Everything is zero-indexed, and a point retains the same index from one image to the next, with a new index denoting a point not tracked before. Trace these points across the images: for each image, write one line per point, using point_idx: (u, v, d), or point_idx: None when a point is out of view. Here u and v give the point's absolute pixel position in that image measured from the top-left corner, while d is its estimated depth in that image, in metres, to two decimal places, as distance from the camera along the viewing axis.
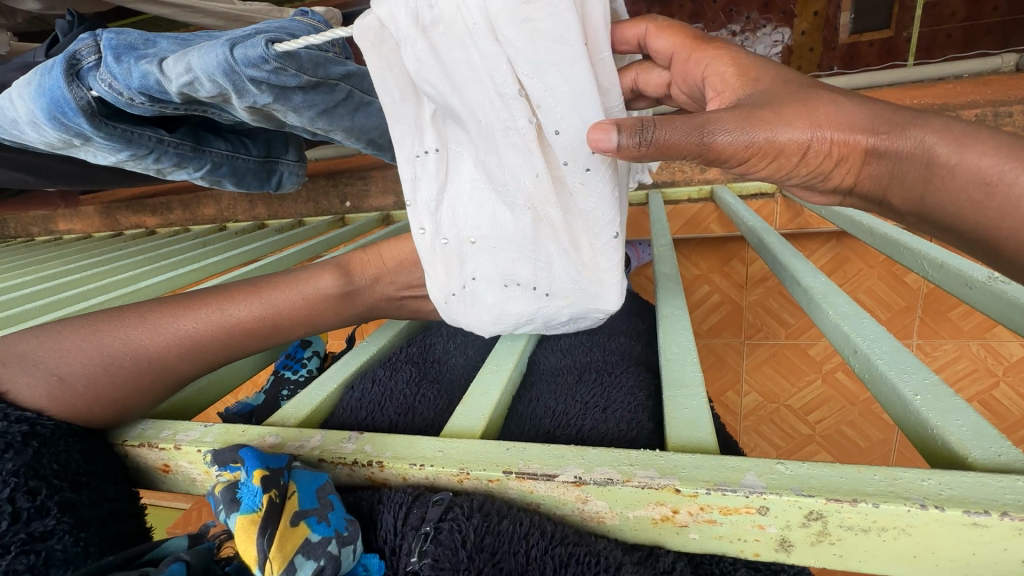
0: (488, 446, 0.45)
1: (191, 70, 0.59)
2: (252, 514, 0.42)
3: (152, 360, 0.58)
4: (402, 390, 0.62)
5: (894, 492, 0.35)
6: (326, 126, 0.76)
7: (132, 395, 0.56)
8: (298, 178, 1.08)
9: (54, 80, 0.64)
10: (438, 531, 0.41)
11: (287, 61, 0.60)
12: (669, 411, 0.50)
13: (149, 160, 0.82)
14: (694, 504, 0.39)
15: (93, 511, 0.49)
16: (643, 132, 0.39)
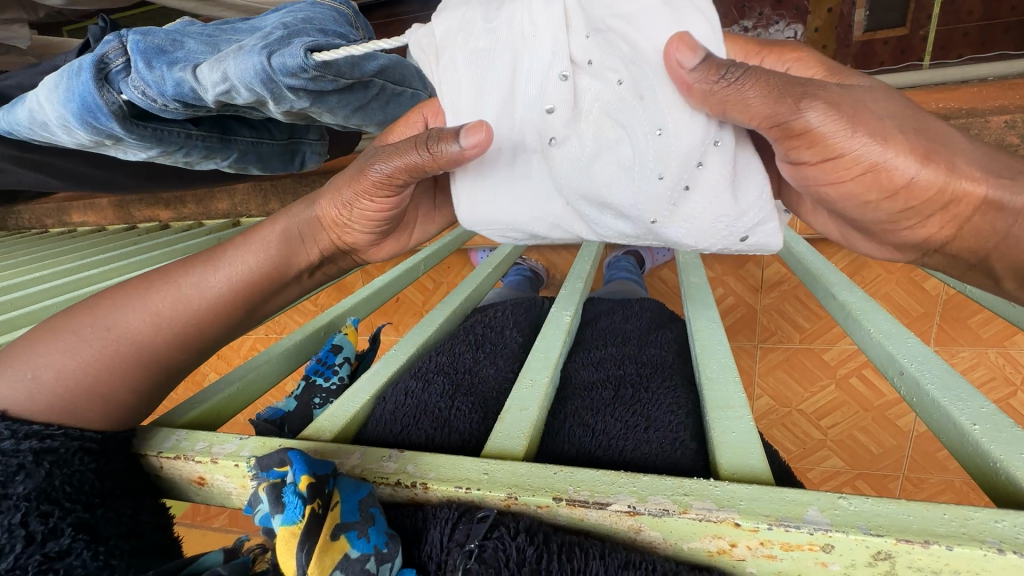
0: (534, 469, 0.44)
1: (228, 79, 0.58)
2: (293, 525, 0.39)
3: (133, 344, 0.58)
4: (436, 402, 0.60)
5: (968, 534, 0.34)
6: (360, 121, 0.78)
7: (118, 382, 0.57)
8: (320, 155, 1.11)
9: (84, 85, 0.63)
10: (482, 549, 0.40)
11: (327, 71, 0.61)
12: (716, 435, 0.49)
13: (179, 155, 0.82)
14: (753, 539, 0.38)
15: (110, 529, 0.49)
16: (724, 74, 0.41)
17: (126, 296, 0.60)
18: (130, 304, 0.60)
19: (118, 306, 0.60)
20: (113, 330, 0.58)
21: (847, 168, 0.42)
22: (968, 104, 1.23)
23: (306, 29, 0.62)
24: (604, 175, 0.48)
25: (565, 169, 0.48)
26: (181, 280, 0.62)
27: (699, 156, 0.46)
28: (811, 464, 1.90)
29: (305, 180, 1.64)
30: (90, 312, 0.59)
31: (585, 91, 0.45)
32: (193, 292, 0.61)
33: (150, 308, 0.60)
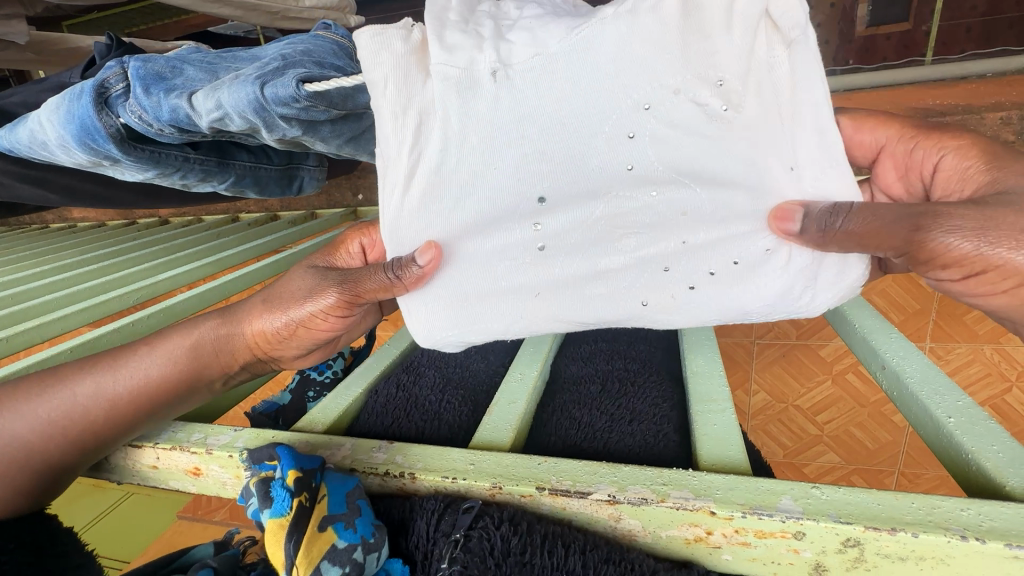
0: (519, 460, 0.46)
1: (221, 107, 0.58)
2: (280, 518, 0.40)
3: (19, 451, 0.53)
4: (427, 396, 0.61)
5: (934, 522, 0.35)
6: (353, 151, 0.75)
7: (6, 489, 0.53)
8: (320, 181, 1.08)
9: (84, 108, 0.65)
10: (467, 539, 0.41)
11: (319, 101, 0.57)
12: (698, 427, 0.50)
13: (175, 177, 0.82)
14: (728, 527, 0.39)
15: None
16: (832, 219, 0.42)
17: (14, 397, 0.56)
18: (19, 404, 0.55)
19: (11, 407, 0.55)
20: (2, 433, 0.54)
21: (995, 279, 0.41)
22: (964, 101, 1.23)
23: (303, 61, 0.62)
24: (590, 259, 0.50)
25: (540, 269, 0.51)
26: (75, 382, 0.57)
27: (710, 262, 0.48)
28: (807, 460, 1.92)
29: None
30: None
31: (571, 182, 0.46)
32: (85, 398, 0.56)
33: (38, 415, 0.55)
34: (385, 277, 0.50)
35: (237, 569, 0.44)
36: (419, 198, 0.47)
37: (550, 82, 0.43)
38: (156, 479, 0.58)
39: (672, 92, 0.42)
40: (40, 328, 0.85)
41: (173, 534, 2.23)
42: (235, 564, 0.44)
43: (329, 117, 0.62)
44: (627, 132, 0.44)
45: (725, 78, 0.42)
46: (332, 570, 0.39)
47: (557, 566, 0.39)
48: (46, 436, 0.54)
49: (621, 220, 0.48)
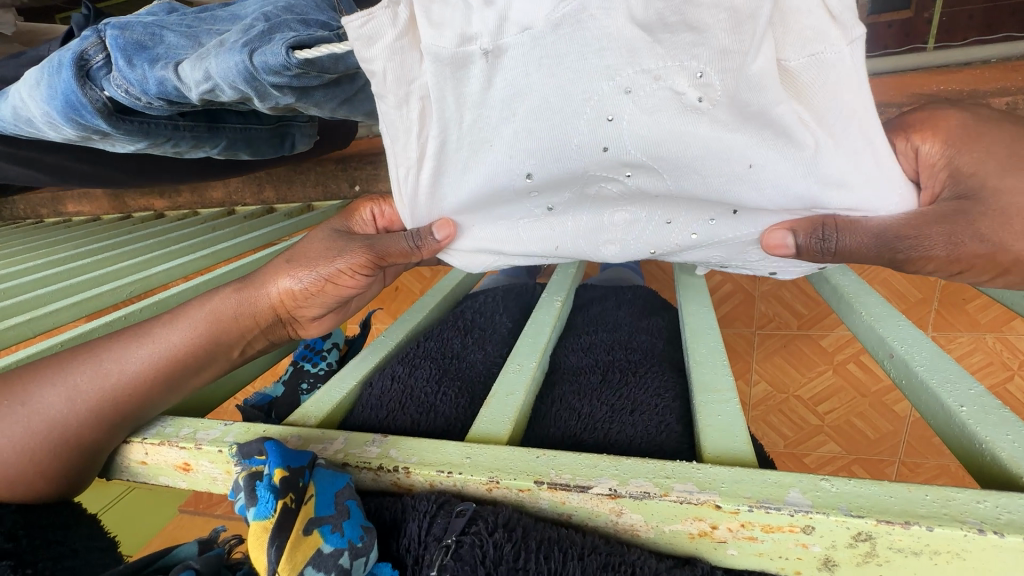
0: (517, 453, 0.44)
1: (210, 78, 0.56)
2: (265, 521, 0.39)
3: (46, 427, 0.52)
4: (423, 388, 0.60)
5: (949, 515, 0.34)
6: (347, 113, 0.72)
7: (28, 467, 0.51)
8: (311, 138, 1.04)
9: (66, 83, 0.63)
10: (459, 545, 0.39)
11: (310, 68, 0.54)
12: (702, 418, 0.49)
13: (167, 146, 0.80)
14: (734, 521, 0.37)
15: (40, 553, 0.47)
16: (825, 236, 0.47)
17: (42, 371, 0.55)
18: (45, 381, 0.54)
19: (39, 384, 0.54)
20: (31, 409, 0.53)
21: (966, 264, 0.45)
22: (970, 87, 1.21)
23: (288, 20, 0.58)
24: (595, 217, 0.55)
25: (554, 227, 0.56)
26: (104, 355, 0.57)
27: (711, 212, 0.53)
28: (808, 450, 1.91)
29: (300, 168, 1.63)
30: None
31: (557, 163, 0.48)
32: (114, 368, 0.56)
33: (69, 384, 0.54)
34: (408, 245, 0.58)
35: (221, 569, 0.42)
36: (427, 177, 0.51)
37: (534, 64, 0.43)
38: (144, 475, 0.56)
39: (654, 78, 0.42)
40: (31, 323, 0.82)
41: (173, 528, 2.23)
42: (221, 563, 0.43)
43: (320, 82, 0.59)
44: (605, 115, 0.44)
45: (704, 71, 0.42)
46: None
47: (553, 572, 0.38)
48: (71, 409, 0.53)
49: (610, 187, 0.52)
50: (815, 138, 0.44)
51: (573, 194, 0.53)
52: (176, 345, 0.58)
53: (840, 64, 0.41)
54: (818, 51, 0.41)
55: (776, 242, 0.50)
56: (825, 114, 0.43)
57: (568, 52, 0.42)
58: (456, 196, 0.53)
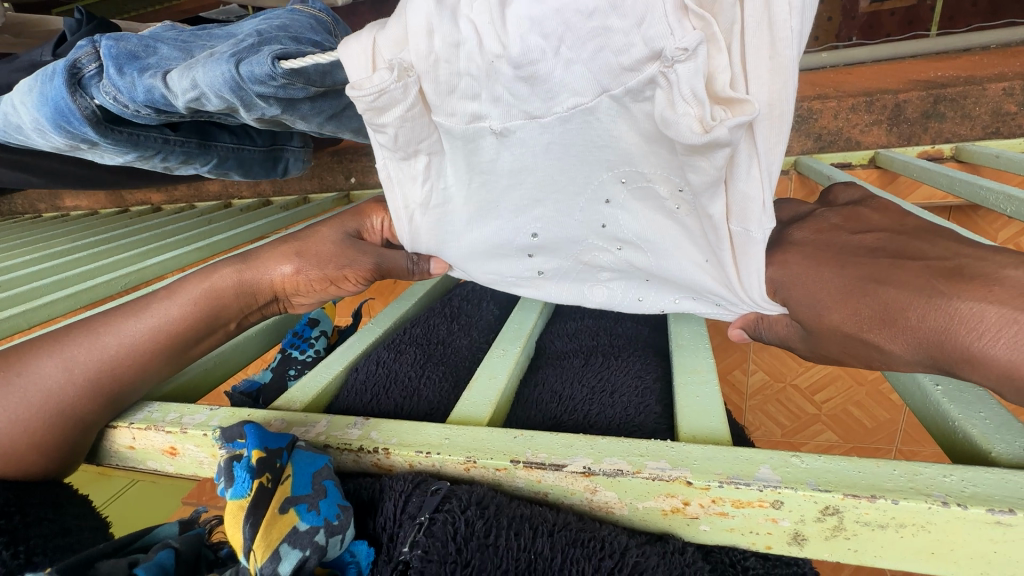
0: (495, 434, 0.45)
1: (197, 86, 0.55)
2: (240, 500, 0.39)
3: (42, 398, 0.52)
4: (407, 372, 0.60)
5: (914, 488, 0.34)
6: (334, 128, 0.70)
7: (21, 439, 0.50)
8: (304, 163, 1.05)
9: (57, 90, 0.62)
10: (432, 522, 0.40)
11: (296, 78, 0.54)
12: (680, 399, 0.49)
13: (156, 160, 0.80)
14: (705, 497, 0.38)
15: (33, 530, 0.46)
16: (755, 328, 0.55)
17: (39, 345, 0.56)
18: (42, 354, 0.55)
19: (36, 358, 0.54)
20: (27, 380, 0.53)
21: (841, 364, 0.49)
22: (967, 73, 1.20)
23: (279, 37, 0.58)
24: (579, 285, 0.58)
25: (545, 287, 0.58)
26: (100, 329, 0.57)
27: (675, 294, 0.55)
28: (805, 438, 1.92)
29: None
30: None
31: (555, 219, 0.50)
32: (113, 341, 0.56)
33: (65, 355, 0.55)
34: (405, 266, 0.64)
35: (201, 549, 0.43)
36: (424, 221, 0.53)
37: (542, 148, 0.43)
38: (133, 460, 0.57)
39: (647, 180, 0.45)
40: (26, 314, 0.83)
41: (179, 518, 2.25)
42: (201, 543, 0.44)
43: (308, 95, 0.59)
44: (604, 198, 0.48)
45: (685, 186, 0.44)
46: (293, 553, 0.38)
47: (524, 550, 0.38)
48: (69, 382, 0.53)
49: (600, 259, 0.54)
50: (736, 271, 0.47)
51: (567, 262, 0.55)
52: (172, 318, 0.59)
53: (761, 242, 0.44)
54: (750, 230, 0.43)
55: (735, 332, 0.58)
56: (747, 263, 0.46)
57: (574, 145, 0.43)
58: (457, 244, 0.54)
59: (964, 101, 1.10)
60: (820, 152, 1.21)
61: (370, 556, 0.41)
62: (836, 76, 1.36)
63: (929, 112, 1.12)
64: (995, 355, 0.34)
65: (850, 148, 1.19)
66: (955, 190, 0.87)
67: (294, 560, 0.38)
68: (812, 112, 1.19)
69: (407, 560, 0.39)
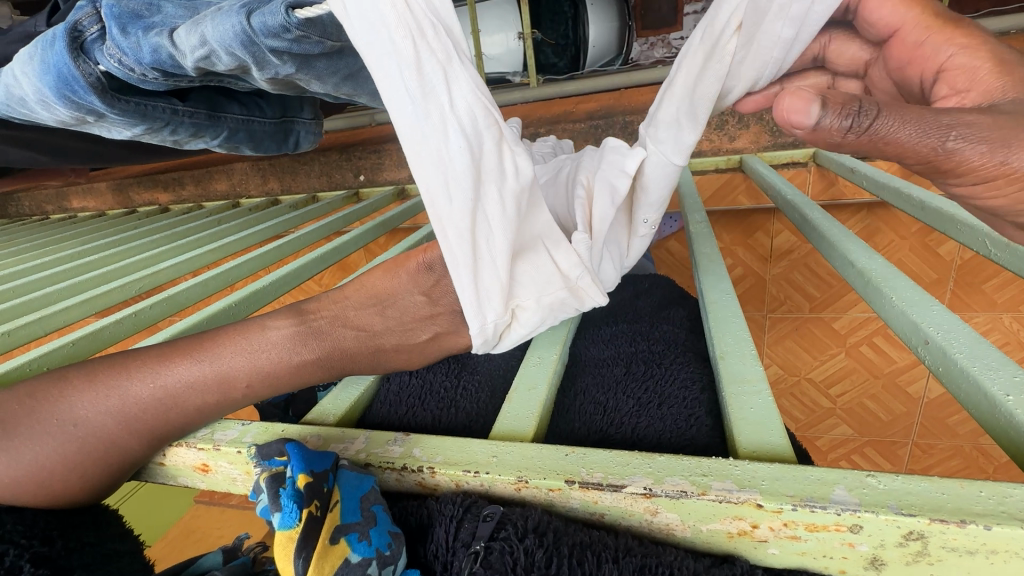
0: (545, 451, 0.43)
1: (206, 43, 0.52)
2: (289, 531, 0.38)
3: (95, 443, 0.49)
4: (442, 383, 0.59)
5: (1007, 512, 0.32)
6: (352, 91, 0.70)
7: (71, 478, 0.48)
8: (315, 135, 1.03)
9: (59, 55, 0.59)
10: (488, 551, 0.38)
11: (312, 30, 0.52)
12: (734, 411, 0.47)
13: (165, 133, 0.78)
14: (776, 520, 0.36)
15: (75, 559, 0.45)
16: (858, 115, 0.36)
17: (89, 384, 0.51)
18: (91, 384, 0.51)
19: (82, 394, 0.50)
20: (76, 421, 0.49)
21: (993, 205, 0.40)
22: None
23: None
24: None
25: None
26: (157, 366, 0.52)
27: None
28: (819, 432, 1.90)
29: (304, 158, 1.61)
30: (35, 399, 0.50)
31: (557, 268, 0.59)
32: (163, 390, 0.50)
33: (117, 399, 0.50)
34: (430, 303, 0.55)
35: None
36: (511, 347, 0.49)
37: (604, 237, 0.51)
38: (162, 475, 0.55)
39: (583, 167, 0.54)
40: (43, 320, 0.81)
41: (189, 519, 2.25)
42: (246, 572, 0.42)
43: (323, 50, 0.57)
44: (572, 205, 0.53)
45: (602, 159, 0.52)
46: None
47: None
48: (117, 422, 0.49)
49: None
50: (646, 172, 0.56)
51: None
52: (232, 371, 0.52)
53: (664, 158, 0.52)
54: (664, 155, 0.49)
55: (793, 112, 0.37)
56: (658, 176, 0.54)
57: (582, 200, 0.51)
58: None
59: None
60: None
61: None
62: None
63: None
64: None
65: None
66: None
67: None
68: None
69: None
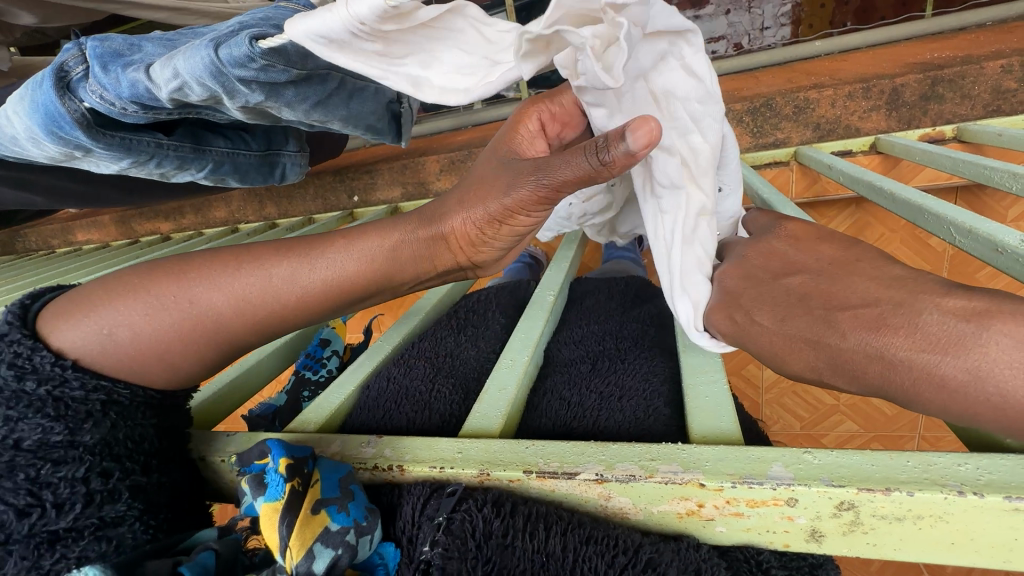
0: (508, 445, 0.45)
1: (178, 75, 0.56)
2: (275, 502, 0.41)
3: (207, 320, 0.51)
4: (418, 386, 0.61)
5: (929, 479, 0.34)
6: (324, 118, 0.72)
7: (190, 358, 0.52)
8: (302, 167, 1.07)
9: (47, 95, 0.63)
10: (450, 522, 0.41)
11: (276, 58, 0.56)
12: (690, 400, 0.49)
13: (152, 165, 0.82)
14: (720, 498, 0.38)
15: (156, 498, 0.49)
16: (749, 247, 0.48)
17: (211, 266, 0.53)
18: (209, 272, 0.52)
19: (202, 277, 0.52)
20: (193, 303, 0.51)
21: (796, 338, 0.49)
22: (964, 52, 1.19)
23: (258, 23, 0.58)
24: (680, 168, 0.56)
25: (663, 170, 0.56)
26: (271, 262, 0.53)
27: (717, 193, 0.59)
28: (824, 430, 1.84)
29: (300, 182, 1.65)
30: (165, 276, 0.52)
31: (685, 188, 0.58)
32: (282, 283, 0.53)
33: (232, 288, 0.52)
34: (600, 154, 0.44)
35: (239, 553, 0.44)
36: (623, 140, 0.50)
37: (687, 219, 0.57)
38: None
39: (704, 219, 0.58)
40: None
41: None
42: (239, 549, 0.44)
43: (290, 78, 0.61)
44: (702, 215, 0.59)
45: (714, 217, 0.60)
46: (325, 551, 0.39)
47: (538, 549, 0.39)
48: (233, 312, 0.52)
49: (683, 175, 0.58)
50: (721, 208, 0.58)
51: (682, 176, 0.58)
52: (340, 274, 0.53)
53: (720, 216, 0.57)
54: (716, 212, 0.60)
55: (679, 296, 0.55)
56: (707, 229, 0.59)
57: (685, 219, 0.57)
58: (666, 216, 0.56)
59: (962, 81, 1.09)
60: (820, 141, 1.21)
61: (396, 558, 0.42)
62: (829, 64, 1.36)
63: (928, 94, 1.11)
64: (922, 361, 0.34)
65: (850, 135, 1.19)
66: (958, 170, 0.87)
67: (326, 559, 0.39)
68: (809, 101, 1.18)
69: (429, 559, 0.40)
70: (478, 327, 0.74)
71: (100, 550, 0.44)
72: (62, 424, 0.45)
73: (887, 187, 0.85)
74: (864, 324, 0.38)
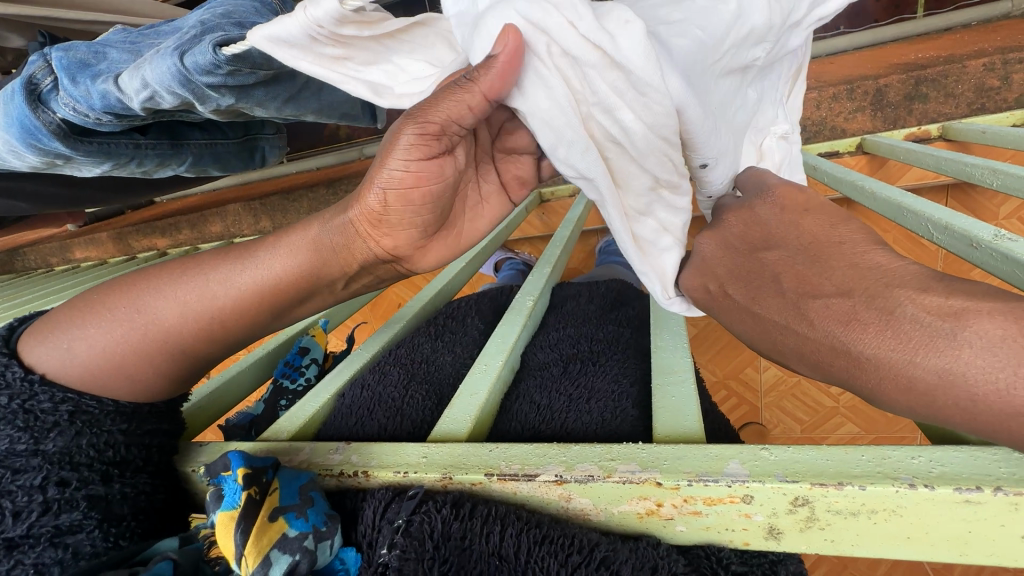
0: (473, 448, 0.45)
1: (147, 85, 0.57)
2: (232, 511, 0.40)
3: (161, 330, 0.52)
4: (391, 393, 0.61)
5: (882, 472, 0.34)
6: (295, 111, 0.73)
7: (148, 370, 0.52)
8: (280, 148, 1.08)
9: (19, 109, 0.63)
10: (410, 523, 0.41)
11: (242, 63, 0.57)
12: (657, 400, 0.49)
13: (132, 165, 0.83)
14: (677, 496, 0.38)
15: (120, 505, 0.48)
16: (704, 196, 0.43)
17: (158, 278, 0.54)
18: (157, 284, 0.53)
19: (148, 290, 0.53)
20: (145, 315, 0.52)
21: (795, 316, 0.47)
22: (947, 52, 1.19)
23: (222, 23, 0.59)
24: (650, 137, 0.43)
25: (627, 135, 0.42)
26: (209, 269, 0.53)
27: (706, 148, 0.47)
28: (824, 433, 1.81)
29: (293, 195, 1.66)
30: (121, 289, 0.53)
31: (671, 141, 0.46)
32: (220, 289, 0.52)
33: (178, 298, 0.52)
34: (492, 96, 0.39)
35: (201, 563, 0.44)
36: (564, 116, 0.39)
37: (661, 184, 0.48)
38: None
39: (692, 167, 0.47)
40: None
41: None
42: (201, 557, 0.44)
43: (258, 80, 0.62)
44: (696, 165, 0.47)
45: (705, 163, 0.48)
46: (282, 558, 0.39)
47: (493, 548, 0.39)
48: (181, 318, 0.52)
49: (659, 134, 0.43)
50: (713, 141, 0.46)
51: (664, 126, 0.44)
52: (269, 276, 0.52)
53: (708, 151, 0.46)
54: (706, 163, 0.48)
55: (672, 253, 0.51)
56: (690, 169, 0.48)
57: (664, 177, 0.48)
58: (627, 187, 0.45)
59: (945, 80, 1.10)
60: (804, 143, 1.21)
61: (357, 563, 0.42)
62: (814, 67, 1.37)
63: (911, 94, 1.12)
64: (890, 358, 0.32)
65: (836, 137, 1.19)
66: (941, 167, 0.87)
67: (285, 565, 0.39)
68: None
69: (387, 562, 0.40)
70: (456, 334, 0.74)
71: (57, 557, 0.43)
72: (26, 434, 0.45)
73: (868, 186, 0.86)
74: (834, 315, 0.36)
